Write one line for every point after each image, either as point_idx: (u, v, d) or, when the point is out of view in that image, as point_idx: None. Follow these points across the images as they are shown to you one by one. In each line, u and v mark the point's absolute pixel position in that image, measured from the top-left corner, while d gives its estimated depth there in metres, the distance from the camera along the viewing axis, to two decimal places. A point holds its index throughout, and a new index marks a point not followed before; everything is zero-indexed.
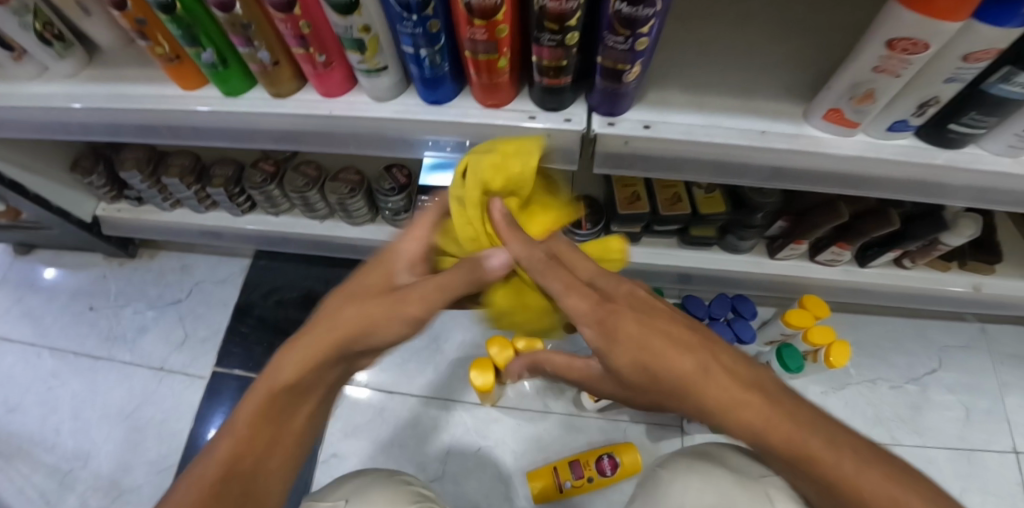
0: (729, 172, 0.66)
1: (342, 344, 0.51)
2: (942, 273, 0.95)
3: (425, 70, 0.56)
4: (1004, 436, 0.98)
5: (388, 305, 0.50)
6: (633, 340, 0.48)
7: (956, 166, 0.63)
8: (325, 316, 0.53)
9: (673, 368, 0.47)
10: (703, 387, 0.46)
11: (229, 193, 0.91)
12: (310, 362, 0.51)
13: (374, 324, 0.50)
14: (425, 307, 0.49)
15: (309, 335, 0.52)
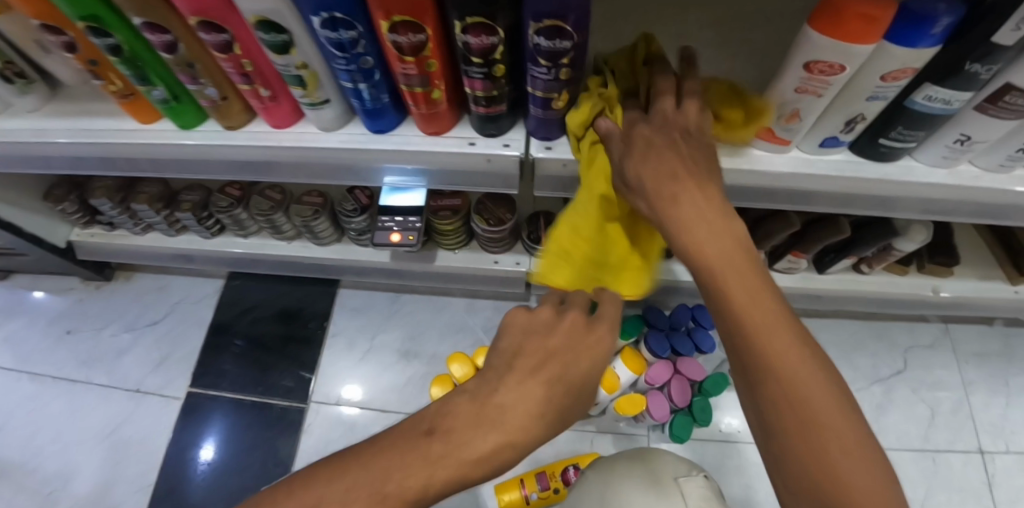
0: None
1: (404, 493, 0.41)
2: (900, 276, 0.94)
3: (366, 103, 0.59)
4: (967, 433, 0.99)
5: (479, 421, 0.43)
6: (657, 172, 0.43)
7: (889, 179, 0.62)
8: (365, 466, 0.41)
9: (684, 215, 0.42)
10: (711, 249, 0.40)
11: (197, 217, 0.92)
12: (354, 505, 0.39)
13: (466, 458, 0.42)
14: (512, 423, 0.44)
15: (346, 486, 0.40)
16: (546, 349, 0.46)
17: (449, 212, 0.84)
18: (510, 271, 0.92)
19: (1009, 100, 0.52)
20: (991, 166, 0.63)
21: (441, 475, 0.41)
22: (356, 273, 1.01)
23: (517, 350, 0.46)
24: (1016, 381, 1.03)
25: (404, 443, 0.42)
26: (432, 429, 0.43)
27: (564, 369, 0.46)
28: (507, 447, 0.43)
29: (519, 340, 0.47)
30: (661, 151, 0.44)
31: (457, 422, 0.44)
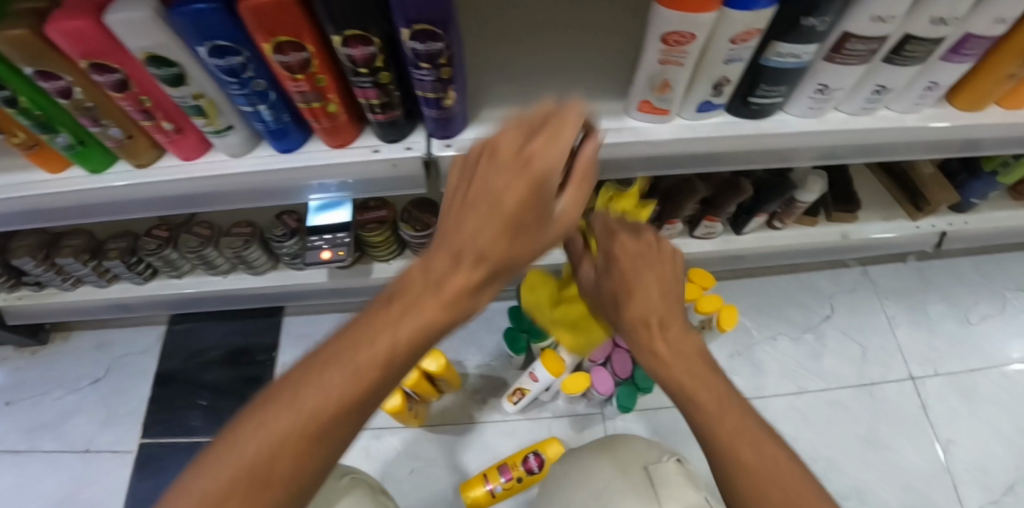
0: None
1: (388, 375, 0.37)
2: (812, 228, 1.00)
3: (269, 125, 0.62)
4: (898, 365, 1.04)
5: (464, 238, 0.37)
6: (643, 294, 0.52)
7: (764, 132, 0.70)
8: (360, 330, 0.37)
9: (654, 334, 0.52)
10: (673, 361, 0.51)
11: (127, 263, 0.91)
12: (339, 397, 0.36)
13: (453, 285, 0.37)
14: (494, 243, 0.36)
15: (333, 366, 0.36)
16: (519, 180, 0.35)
17: (376, 224, 0.88)
18: None
19: (851, 47, 0.59)
20: (856, 110, 0.73)
21: (429, 308, 0.37)
22: (300, 298, 1.02)
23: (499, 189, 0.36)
24: (935, 311, 1.08)
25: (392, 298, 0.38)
26: (401, 293, 0.38)
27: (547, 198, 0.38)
28: (499, 241, 0.36)
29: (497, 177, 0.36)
30: (636, 263, 0.54)
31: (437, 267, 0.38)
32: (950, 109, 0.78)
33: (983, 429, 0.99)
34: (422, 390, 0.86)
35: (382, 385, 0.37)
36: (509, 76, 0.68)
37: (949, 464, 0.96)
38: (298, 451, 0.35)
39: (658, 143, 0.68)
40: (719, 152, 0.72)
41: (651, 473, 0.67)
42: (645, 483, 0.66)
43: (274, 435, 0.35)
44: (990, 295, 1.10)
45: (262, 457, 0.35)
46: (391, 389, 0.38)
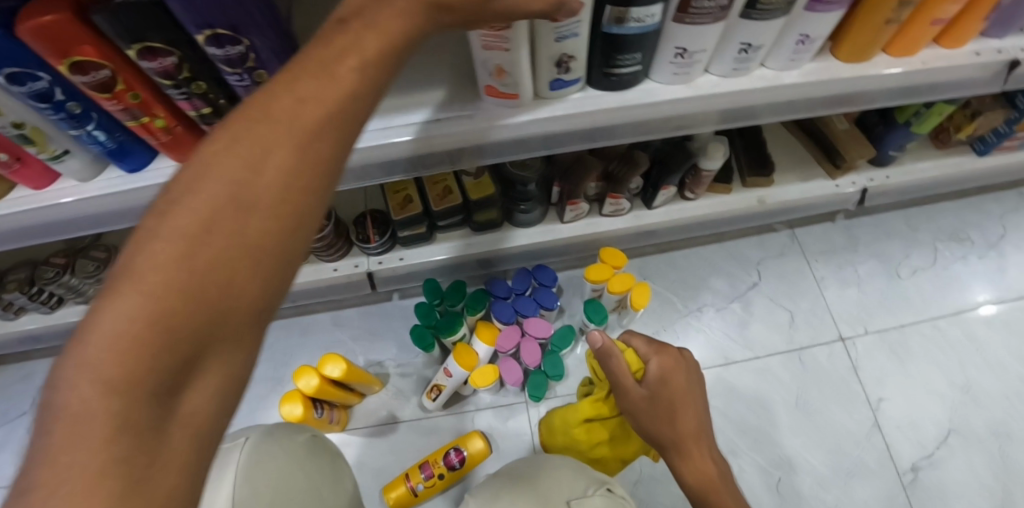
0: (439, 162, 0.67)
1: (275, 199, 0.29)
2: (727, 195, 0.96)
3: (105, 146, 0.60)
4: (828, 326, 1.02)
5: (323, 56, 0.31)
6: (688, 419, 0.64)
7: (629, 105, 0.64)
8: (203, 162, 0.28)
9: (696, 458, 0.63)
10: (703, 461, 0.64)
11: (27, 294, 0.90)
12: (209, 231, 0.27)
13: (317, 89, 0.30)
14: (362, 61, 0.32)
15: (179, 212, 0.27)
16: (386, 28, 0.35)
17: None
18: (351, 274, 0.93)
19: (697, 4, 0.55)
20: (725, 72, 0.67)
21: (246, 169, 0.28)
22: None
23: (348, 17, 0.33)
24: (863, 270, 1.07)
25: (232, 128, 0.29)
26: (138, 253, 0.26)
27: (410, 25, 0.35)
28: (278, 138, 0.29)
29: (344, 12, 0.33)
30: (678, 386, 0.65)
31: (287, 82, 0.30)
32: (833, 62, 0.72)
33: (913, 384, 0.98)
34: (330, 396, 0.85)
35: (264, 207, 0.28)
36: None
37: (880, 422, 0.96)
38: (149, 374, 0.25)
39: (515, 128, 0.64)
40: (588, 129, 0.69)
41: None
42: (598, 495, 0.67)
43: (132, 301, 0.25)
44: (920, 247, 1.10)
45: (89, 399, 0.24)
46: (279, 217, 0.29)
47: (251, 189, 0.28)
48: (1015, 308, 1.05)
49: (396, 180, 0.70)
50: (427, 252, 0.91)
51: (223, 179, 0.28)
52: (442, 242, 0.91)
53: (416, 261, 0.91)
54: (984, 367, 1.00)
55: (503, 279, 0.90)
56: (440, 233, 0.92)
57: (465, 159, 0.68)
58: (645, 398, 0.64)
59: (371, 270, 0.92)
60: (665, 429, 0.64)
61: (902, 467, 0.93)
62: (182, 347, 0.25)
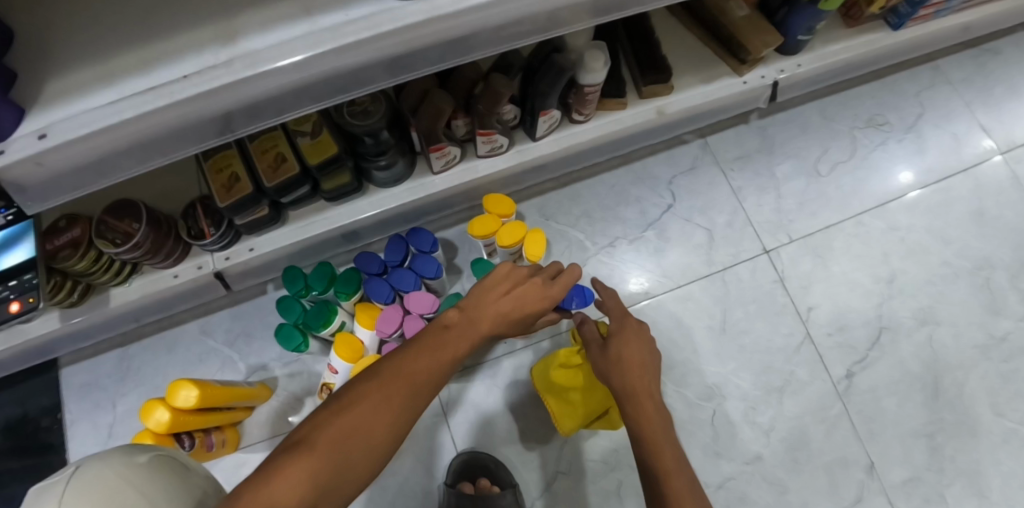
0: (224, 127, 0.51)
1: (384, 443, 0.39)
2: (622, 111, 0.83)
3: None
4: (749, 240, 0.95)
5: (434, 345, 0.46)
6: (634, 378, 0.56)
7: (442, 14, 0.47)
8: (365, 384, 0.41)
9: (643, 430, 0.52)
10: (661, 437, 0.51)
11: None
12: (366, 432, 0.38)
13: (420, 372, 0.43)
14: (456, 348, 0.47)
15: (301, 455, 0.36)
16: (484, 310, 0.52)
17: (68, 249, 0.68)
18: (198, 278, 0.78)
19: None
20: None
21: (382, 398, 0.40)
22: (53, 347, 0.85)
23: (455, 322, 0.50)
24: (780, 172, 0.99)
25: (352, 386, 0.41)
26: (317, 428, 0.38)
27: (507, 305, 0.54)
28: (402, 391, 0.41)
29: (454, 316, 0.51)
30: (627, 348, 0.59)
31: (405, 357, 0.44)
32: None
33: (838, 285, 0.94)
34: (190, 424, 0.71)
35: (360, 470, 0.38)
36: (90, 24, 0.48)
37: (809, 331, 0.91)
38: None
39: (290, 69, 0.45)
40: (404, 53, 0.52)
41: None
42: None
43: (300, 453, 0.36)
44: (838, 139, 1.02)
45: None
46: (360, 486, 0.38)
47: (355, 458, 0.37)
48: (933, 188, 0.99)
49: (180, 157, 0.53)
50: (279, 235, 0.76)
51: (336, 433, 0.38)
52: (298, 220, 0.77)
53: (269, 249, 0.76)
54: (906, 254, 0.96)
55: (373, 253, 0.76)
56: (292, 210, 0.77)
57: (236, 125, 0.52)
58: (597, 349, 0.61)
59: (219, 268, 0.77)
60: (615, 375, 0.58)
61: (835, 376, 0.89)
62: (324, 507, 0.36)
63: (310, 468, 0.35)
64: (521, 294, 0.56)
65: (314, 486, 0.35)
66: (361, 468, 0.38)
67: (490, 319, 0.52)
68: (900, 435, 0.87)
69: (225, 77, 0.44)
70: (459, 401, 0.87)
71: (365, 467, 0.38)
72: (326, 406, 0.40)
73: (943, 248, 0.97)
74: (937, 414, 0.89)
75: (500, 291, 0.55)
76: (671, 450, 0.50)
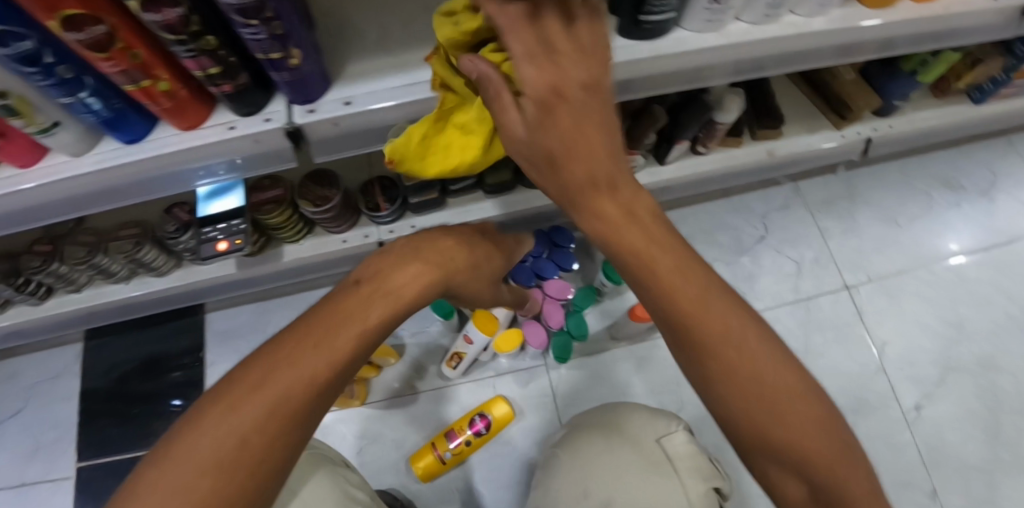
0: None
1: (302, 408, 0.41)
2: (737, 149, 0.97)
3: (101, 112, 0.55)
4: (832, 275, 1.06)
5: (340, 313, 0.44)
6: (687, 314, 0.39)
7: (663, 54, 0.62)
8: (252, 366, 0.42)
9: (703, 331, 0.40)
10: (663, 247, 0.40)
11: (13, 286, 0.84)
12: (267, 410, 0.40)
13: (336, 342, 0.43)
14: (375, 306, 0.46)
15: (204, 430, 0.39)
16: (405, 271, 0.50)
17: (272, 204, 0.80)
18: (362, 245, 0.89)
19: None
20: (758, 19, 0.64)
21: (273, 381, 0.41)
22: (212, 293, 0.96)
23: (367, 279, 0.48)
24: (862, 218, 1.11)
25: (235, 372, 0.42)
26: (222, 398, 0.41)
27: (421, 276, 0.51)
28: (316, 357, 0.42)
29: (365, 272, 0.49)
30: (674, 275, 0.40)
31: (290, 335, 0.43)
32: (857, 9, 0.67)
33: (911, 325, 1.04)
34: None
35: (306, 416, 0.41)
36: (379, 23, 0.62)
37: (884, 364, 1.01)
38: (211, 485, 0.38)
39: None
40: (621, 80, 0.65)
41: (665, 448, 0.72)
42: (667, 464, 0.70)
43: (202, 432, 0.39)
44: (917, 195, 1.13)
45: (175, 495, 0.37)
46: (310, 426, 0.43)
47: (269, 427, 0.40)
48: (1000, 249, 1.09)
49: None
50: (439, 217, 0.89)
51: (275, 389, 0.40)
52: (455, 207, 0.89)
53: (428, 227, 0.88)
54: (974, 305, 1.05)
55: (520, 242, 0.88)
56: (452, 198, 0.89)
57: None
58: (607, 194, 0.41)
59: (382, 239, 0.88)
60: (646, 301, 0.42)
61: (905, 406, 0.99)
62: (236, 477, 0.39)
63: (255, 415, 0.40)
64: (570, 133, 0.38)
65: (224, 459, 0.38)
66: (281, 434, 0.40)
67: (415, 278, 0.50)
68: (961, 466, 0.96)
69: None
70: (566, 386, 0.97)
71: (283, 432, 0.40)
72: (214, 393, 0.41)
73: (1007, 302, 1.06)
74: (998, 452, 0.96)
75: (406, 259, 0.51)
76: (768, 359, 0.40)
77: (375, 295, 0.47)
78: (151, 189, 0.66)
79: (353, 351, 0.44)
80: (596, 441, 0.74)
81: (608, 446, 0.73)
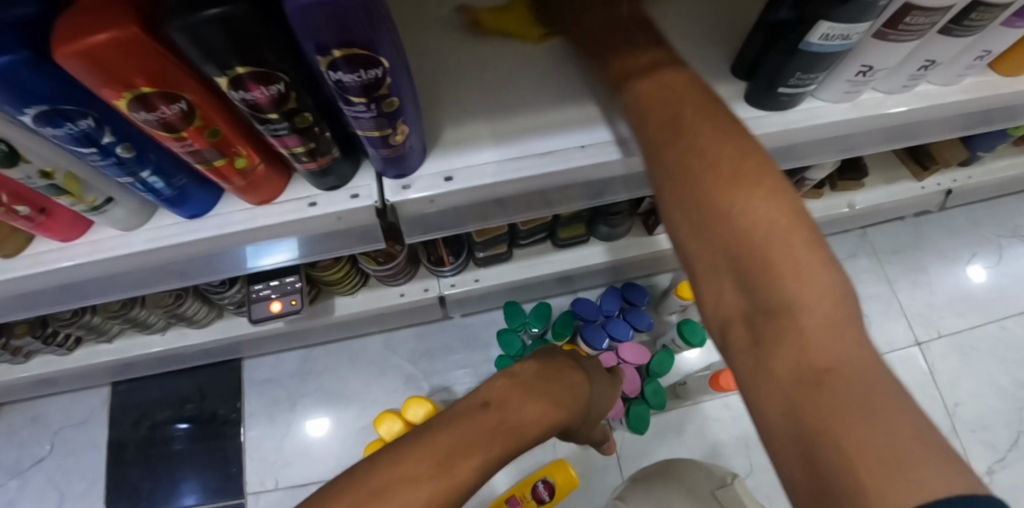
0: (581, 188, 0.59)
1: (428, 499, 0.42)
2: (814, 201, 0.92)
3: (163, 192, 0.46)
4: (903, 329, 1.04)
5: (472, 425, 0.50)
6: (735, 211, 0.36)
7: (792, 128, 0.56)
8: (388, 458, 0.45)
9: (724, 195, 0.37)
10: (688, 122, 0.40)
11: (40, 337, 0.78)
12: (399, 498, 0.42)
13: (463, 449, 0.47)
14: (499, 422, 0.52)
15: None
16: (529, 399, 0.55)
17: (329, 259, 0.73)
18: (420, 299, 0.82)
19: (910, 21, 0.44)
20: (892, 88, 0.58)
21: (408, 470, 0.43)
22: (253, 343, 0.89)
23: (492, 404, 0.54)
24: (935, 269, 1.09)
25: (374, 458, 0.45)
26: (359, 480, 0.43)
27: (538, 412, 0.55)
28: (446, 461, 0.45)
29: (493, 395, 0.55)
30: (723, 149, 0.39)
31: (427, 433, 0.48)
32: (989, 77, 0.61)
33: (984, 384, 1.01)
34: None
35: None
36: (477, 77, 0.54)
37: (957, 426, 0.98)
38: None
39: None
40: None
41: (721, 497, 0.67)
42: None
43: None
44: (987, 245, 1.11)
45: None
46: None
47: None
48: None
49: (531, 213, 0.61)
50: (507, 271, 0.82)
51: (402, 485, 0.42)
52: (523, 258, 0.83)
53: (493, 282, 0.82)
54: None
55: (590, 300, 0.83)
56: (518, 250, 0.83)
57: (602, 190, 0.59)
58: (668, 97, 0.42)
59: (442, 293, 0.82)
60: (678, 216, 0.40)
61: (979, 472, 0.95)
62: None
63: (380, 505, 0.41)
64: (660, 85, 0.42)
65: None
66: None
67: (535, 406, 0.55)
68: None
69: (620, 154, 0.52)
70: (630, 447, 0.92)
71: None
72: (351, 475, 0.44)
73: None
74: None
75: (530, 388, 0.57)
76: (815, 276, 0.34)
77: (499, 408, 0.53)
78: (209, 266, 0.58)
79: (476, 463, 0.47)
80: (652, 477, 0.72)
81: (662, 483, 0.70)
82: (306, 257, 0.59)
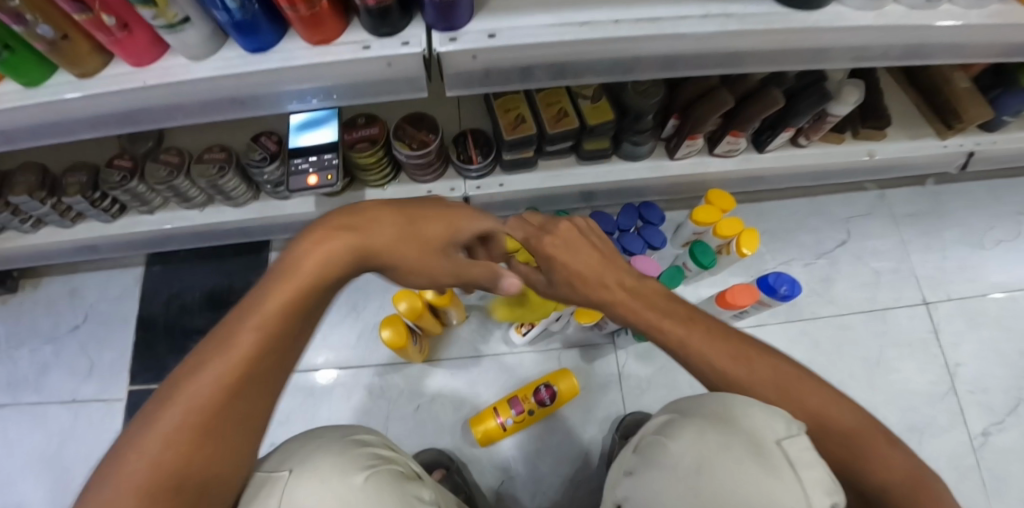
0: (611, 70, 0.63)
1: (248, 373, 0.42)
2: (837, 146, 0.96)
3: (236, 16, 0.49)
4: (911, 289, 1.06)
5: (285, 275, 0.46)
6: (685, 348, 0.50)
7: (818, 27, 0.59)
8: (210, 343, 0.43)
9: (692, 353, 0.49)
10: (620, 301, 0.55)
11: (90, 199, 0.82)
12: (218, 382, 0.41)
13: (271, 307, 0.44)
14: (315, 262, 0.47)
15: (165, 409, 0.40)
16: (354, 221, 0.50)
17: (366, 144, 0.77)
18: (446, 198, 0.87)
19: None
20: (917, 2, 0.61)
21: (229, 343, 0.42)
22: (284, 229, 0.95)
23: (299, 240, 0.48)
24: (949, 237, 1.10)
25: (206, 342, 0.43)
26: (195, 354, 0.43)
27: (347, 237, 0.48)
28: (254, 326, 0.43)
29: (307, 231, 0.49)
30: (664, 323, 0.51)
31: (254, 296, 0.45)
32: (1016, 6, 0.63)
33: (986, 349, 1.03)
34: (424, 320, 0.86)
35: (238, 414, 0.42)
36: None
37: (955, 385, 1.00)
38: (196, 452, 0.39)
39: (701, 37, 0.58)
40: (767, 50, 0.64)
41: (783, 451, 0.38)
42: (778, 465, 0.37)
43: (155, 408, 0.40)
44: (1004, 218, 1.12)
45: (147, 468, 0.38)
46: (252, 413, 0.44)
47: (222, 397, 0.41)
48: None
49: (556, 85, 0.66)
50: (531, 179, 0.87)
51: (220, 363, 0.42)
52: (546, 168, 0.87)
53: (517, 188, 0.87)
54: None
55: (607, 214, 0.87)
56: (544, 159, 0.87)
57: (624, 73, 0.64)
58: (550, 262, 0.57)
59: (468, 194, 0.87)
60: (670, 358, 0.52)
61: (973, 431, 0.97)
62: (217, 463, 0.41)
63: (202, 395, 0.41)
64: (569, 241, 0.57)
65: (187, 425, 0.40)
66: (240, 397, 0.42)
67: (365, 235, 0.50)
68: None
69: (652, 29, 0.56)
70: (631, 367, 0.96)
71: (242, 393, 0.42)
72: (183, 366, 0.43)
73: None
74: None
75: (371, 215, 0.51)
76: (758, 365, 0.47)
77: (324, 240, 0.48)
78: (270, 103, 0.63)
79: (292, 321, 0.45)
80: (680, 449, 0.39)
81: (700, 454, 0.38)
82: (352, 102, 0.63)
